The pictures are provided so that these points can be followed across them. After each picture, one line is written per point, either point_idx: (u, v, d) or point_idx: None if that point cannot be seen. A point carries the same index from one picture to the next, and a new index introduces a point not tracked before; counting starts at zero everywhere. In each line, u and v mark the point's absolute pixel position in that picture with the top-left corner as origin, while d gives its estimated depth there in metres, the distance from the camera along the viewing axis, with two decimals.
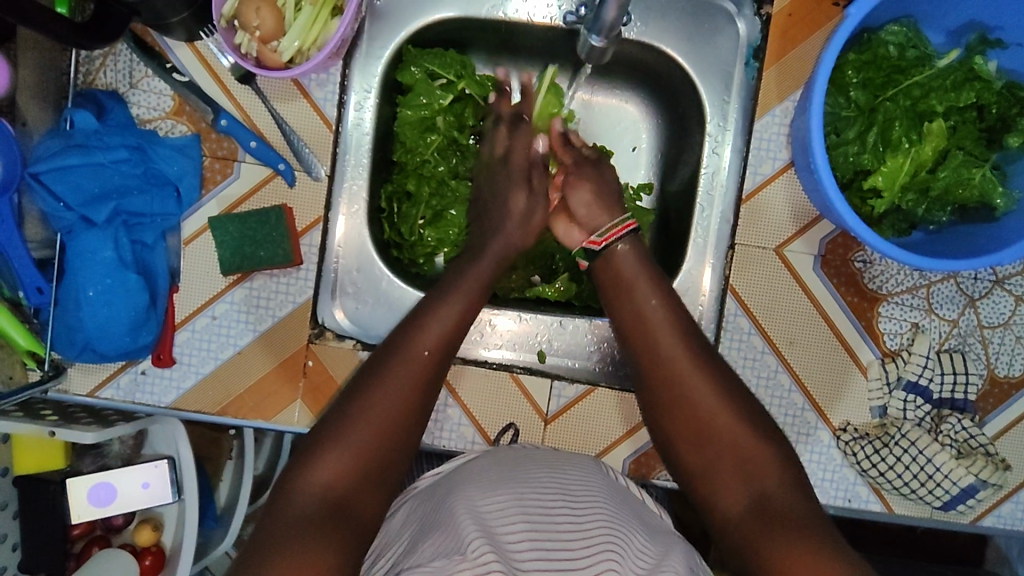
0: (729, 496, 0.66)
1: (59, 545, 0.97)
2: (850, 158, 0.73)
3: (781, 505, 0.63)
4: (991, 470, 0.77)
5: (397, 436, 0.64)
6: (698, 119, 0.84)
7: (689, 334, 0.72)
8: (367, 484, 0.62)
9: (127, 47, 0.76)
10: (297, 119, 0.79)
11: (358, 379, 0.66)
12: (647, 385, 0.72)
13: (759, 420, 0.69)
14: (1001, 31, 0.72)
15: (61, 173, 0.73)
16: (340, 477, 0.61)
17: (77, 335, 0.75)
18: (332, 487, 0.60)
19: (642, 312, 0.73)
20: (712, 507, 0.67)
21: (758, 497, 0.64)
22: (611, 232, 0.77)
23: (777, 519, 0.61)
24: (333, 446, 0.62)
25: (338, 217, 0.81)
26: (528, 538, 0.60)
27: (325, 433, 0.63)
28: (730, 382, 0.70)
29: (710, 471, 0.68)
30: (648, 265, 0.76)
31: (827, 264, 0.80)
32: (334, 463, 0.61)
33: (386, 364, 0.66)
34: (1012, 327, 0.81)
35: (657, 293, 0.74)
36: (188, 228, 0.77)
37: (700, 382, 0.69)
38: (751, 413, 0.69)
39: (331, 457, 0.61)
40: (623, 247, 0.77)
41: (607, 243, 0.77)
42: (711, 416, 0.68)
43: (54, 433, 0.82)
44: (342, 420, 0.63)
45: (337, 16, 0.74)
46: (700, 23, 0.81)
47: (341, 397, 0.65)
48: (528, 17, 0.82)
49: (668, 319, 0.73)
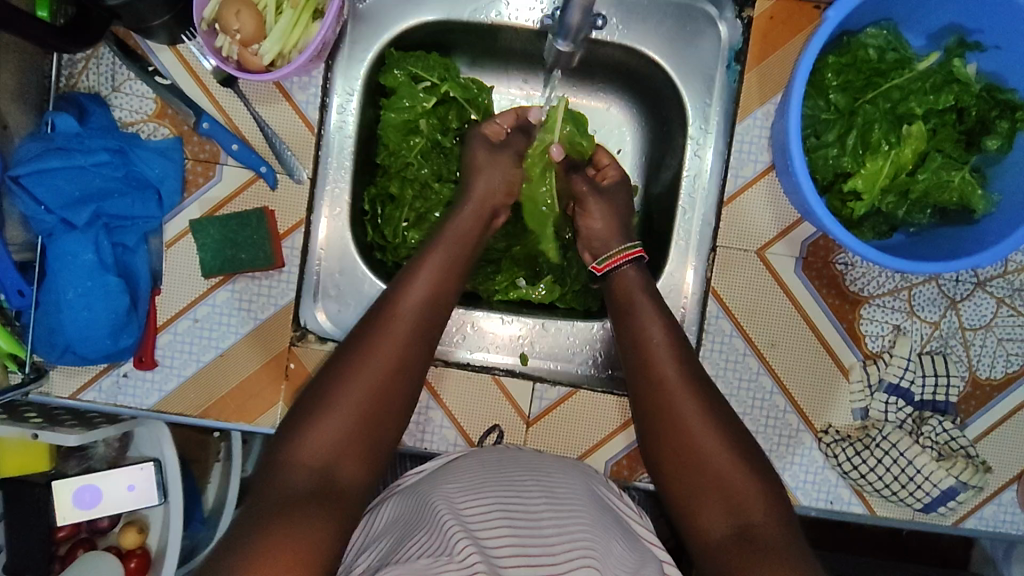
0: (712, 515, 0.67)
1: (44, 547, 0.97)
2: (830, 161, 0.73)
3: (766, 537, 0.63)
4: (971, 472, 0.77)
5: (378, 412, 0.67)
6: (681, 122, 0.84)
7: (680, 343, 0.73)
8: (352, 463, 0.65)
9: (110, 50, 0.76)
10: (280, 123, 0.79)
11: (345, 351, 0.69)
12: (637, 399, 0.73)
13: (739, 438, 0.70)
14: (980, 34, 0.72)
15: (42, 175, 0.73)
16: (330, 444, 0.64)
17: (58, 338, 0.74)
18: (316, 467, 0.63)
19: (644, 326, 0.74)
20: (693, 519, 0.68)
21: (742, 531, 0.64)
22: (613, 260, 0.80)
23: (758, 549, 0.62)
24: (316, 426, 0.65)
25: (320, 220, 0.82)
26: (511, 543, 0.60)
27: (312, 406, 0.66)
28: (717, 400, 0.72)
29: (697, 478, 0.68)
30: (643, 281, 0.78)
31: (808, 267, 0.80)
32: (318, 444, 0.64)
33: (368, 336, 0.69)
34: (993, 330, 0.81)
35: (656, 312, 0.75)
36: (170, 231, 0.78)
37: (691, 392, 0.71)
38: (732, 424, 0.71)
39: (313, 437, 0.64)
40: (629, 273, 0.79)
41: (609, 268, 0.80)
42: (701, 418, 0.70)
43: (37, 435, 0.83)
44: (327, 392, 0.67)
45: (318, 19, 0.74)
46: (683, 27, 0.81)
47: (330, 365, 0.69)
48: (511, 20, 0.82)
49: (666, 332, 0.74)
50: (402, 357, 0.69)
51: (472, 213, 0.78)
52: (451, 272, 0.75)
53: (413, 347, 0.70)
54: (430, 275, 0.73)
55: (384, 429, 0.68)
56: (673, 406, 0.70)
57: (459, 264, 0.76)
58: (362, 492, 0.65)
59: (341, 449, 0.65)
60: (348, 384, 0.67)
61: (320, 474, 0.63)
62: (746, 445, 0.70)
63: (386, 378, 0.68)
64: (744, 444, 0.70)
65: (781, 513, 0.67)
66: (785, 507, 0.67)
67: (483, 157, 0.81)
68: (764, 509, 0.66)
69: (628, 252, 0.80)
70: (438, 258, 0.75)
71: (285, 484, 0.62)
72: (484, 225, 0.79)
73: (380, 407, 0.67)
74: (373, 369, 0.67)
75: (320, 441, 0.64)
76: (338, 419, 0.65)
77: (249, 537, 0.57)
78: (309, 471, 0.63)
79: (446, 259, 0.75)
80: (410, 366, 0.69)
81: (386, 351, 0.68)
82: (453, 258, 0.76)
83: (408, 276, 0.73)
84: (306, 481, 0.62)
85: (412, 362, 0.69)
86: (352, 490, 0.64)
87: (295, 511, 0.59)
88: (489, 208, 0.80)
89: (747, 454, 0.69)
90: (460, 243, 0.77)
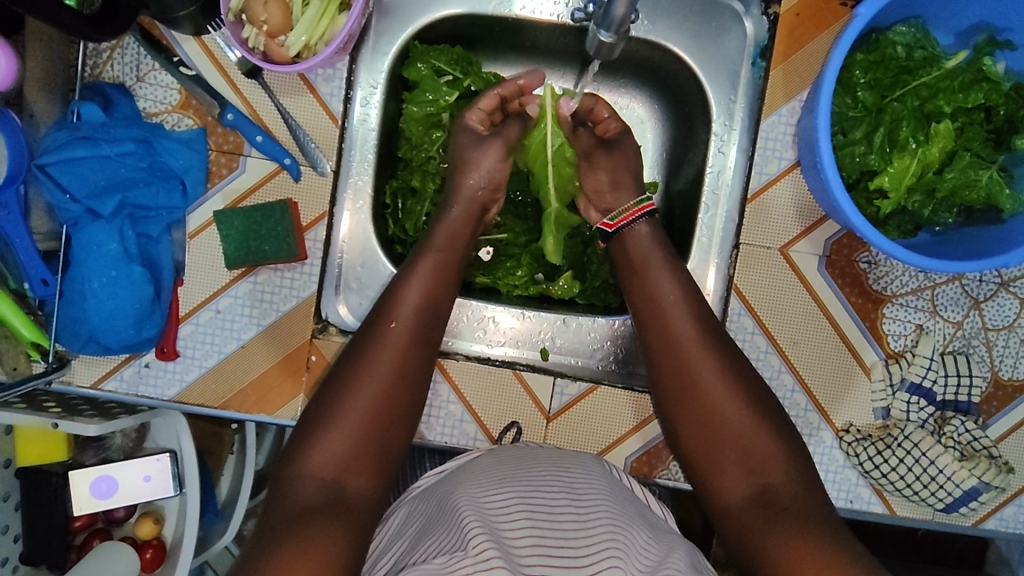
0: (731, 482, 0.68)
1: (61, 536, 0.97)
2: (857, 158, 0.73)
3: (792, 517, 0.63)
4: (994, 473, 0.77)
5: (385, 419, 0.68)
6: (704, 119, 0.84)
7: (700, 324, 0.73)
8: (365, 471, 0.65)
9: (135, 40, 0.76)
10: (303, 115, 0.79)
11: (347, 357, 0.70)
12: (660, 398, 0.73)
13: (770, 420, 0.69)
14: (1010, 33, 0.72)
15: (68, 165, 0.73)
16: (336, 455, 0.65)
17: (82, 327, 0.75)
18: (327, 477, 0.64)
19: (657, 294, 0.75)
20: (714, 499, 0.69)
21: (762, 496, 0.66)
22: (624, 216, 0.80)
23: (783, 519, 0.63)
24: (323, 435, 0.65)
25: (342, 213, 0.80)
26: (531, 537, 0.60)
27: (320, 414, 0.67)
28: (746, 391, 0.71)
29: (713, 460, 0.69)
30: (667, 253, 0.77)
31: (831, 265, 0.80)
32: (325, 454, 0.65)
33: (366, 342, 0.70)
34: (1016, 330, 0.80)
35: (684, 303, 0.74)
36: (193, 222, 0.78)
37: (705, 394, 0.70)
38: (757, 396, 0.71)
39: (321, 448, 0.65)
40: (641, 229, 0.79)
41: (619, 224, 0.80)
42: (708, 427, 0.70)
43: (58, 424, 0.83)
44: (333, 399, 0.67)
45: (344, 11, 0.74)
46: (709, 22, 0.80)
47: (333, 375, 0.70)
48: (534, 14, 0.82)
49: (685, 325, 0.73)
50: (402, 364, 0.70)
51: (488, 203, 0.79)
52: (444, 276, 0.75)
53: (413, 353, 0.71)
54: (424, 280, 0.74)
55: (393, 435, 0.68)
56: (682, 414, 0.71)
57: (450, 267, 0.76)
58: (376, 493, 0.66)
59: (351, 458, 0.65)
60: (349, 396, 0.67)
61: (329, 487, 0.63)
62: (778, 425, 0.69)
63: (388, 387, 0.68)
64: (773, 427, 0.69)
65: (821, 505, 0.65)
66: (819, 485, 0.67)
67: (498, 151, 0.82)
68: (788, 487, 0.66)
69: (640, 207, 0.80)
70: (430, 261, 0.75)
71: (298, 495, 0.63)
72: (473, 222, 0.80)
73: (383, 417, 0.68)
74: (373, 379, 0.68)
75: (326, 453, 0.65)
76: (342, 430, 0.66)
77: (268, 545, 0.58)
78: (317, 484, 0.64)
79: (438, 262, 0.76)
80: (411, 369, 0.70)
81: (385, 360, 0.69)
82: (446, 260, 0.76)
83: (400, 282, 0.74)
84: (316, 493, 0.63)
85: (412, 368, 0.70)
86: (363, 499, 0.64)
87: (308, 524, 0.60)
88: (477, 208, 0.81)
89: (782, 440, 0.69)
90: (457, 239, 0.78)
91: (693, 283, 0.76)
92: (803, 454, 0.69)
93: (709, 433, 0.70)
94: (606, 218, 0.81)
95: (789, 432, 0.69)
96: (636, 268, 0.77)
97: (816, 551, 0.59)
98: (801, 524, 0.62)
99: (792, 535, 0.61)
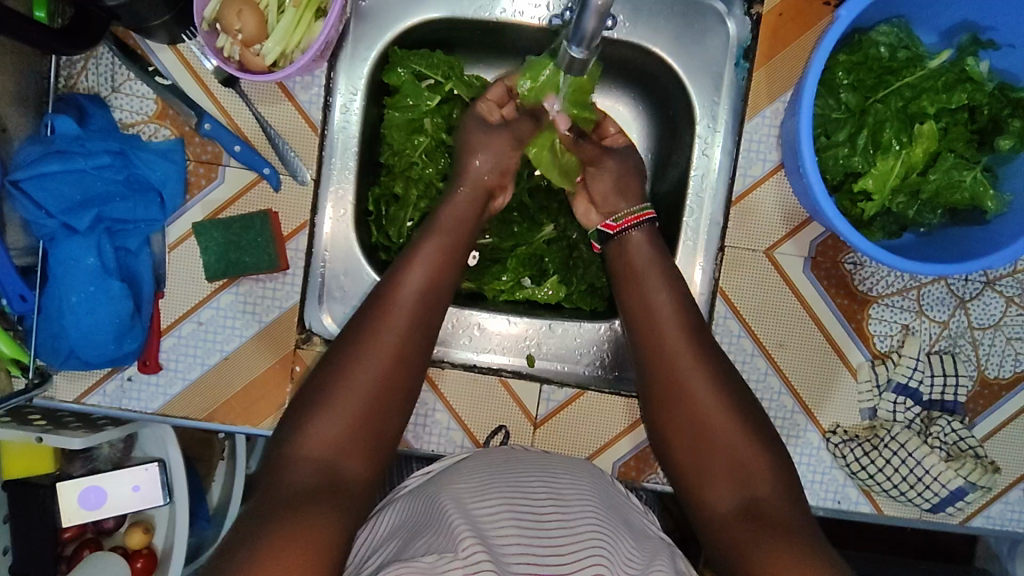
0: (718, 489, 0.68)
1: (50, 549, 0.97)
2: (840, 161, 0.73)
3: (781, 528, 0.63)
4: (980, 472, 0.76)
5: (374, 414, 0.67)
6: (688, 120, 0.83)
7: (694, 331, 0.73)
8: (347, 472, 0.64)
9: (109, 50, 0.75)
10: (282, 124, 0.78)
11: (336, 351, 0.69)
12: (652, 398, 0.73)
13: (754, 424, 0.70)
14: (993, 32, 0.71)
15: (41, 180, 0.72)
16: (334, 441, 0.64)
17: (62, 343, 0.74)
18: (306, 474, 0.63)
19: (651, 300, 0.75)
20: (700, 508, 0.69)
21: (747, 506, 0.66)
22: (624, 220, 0.79)
23: (769, 525, 0.63)
24: (306, 434, 0.64)
25: (324, 221, 0.80)
26: (518, 543, 0.59)
27: (306, 413, 0.66)
28: (732, 395, 0.71)
29: (699, 467, 0.70)
30: (653, 261, 0.76)
31: (817, 266, 0.79)
32: (308, 451, 0.64)
33: (361, 336, 0.69)
34: (1002, 329, 0.80)
35: (670, 305, 0.74)
36: (173, 233, 0.77)
37: (695, 382, 0.71)
38: (736, 403, 0.71)
39: (305, 445, 0.64)
40: (630, 235, 0.78)
41: (622, 228, 0.78)
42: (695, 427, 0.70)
43: (42, 439, 0.82)
44: (323, 398, 0.66)
45: (320, 18, 0.73)
46: (691, 24, 0.80)
47: (322, 372, 0.68)
48: (516, 16, 0.81)
49: (676, 325, 0.73)
50: (397, 351, 0.68)
51: (466, 196, 0.78)
52: (446, 266, 0.74)
53: (412, 343, 0.70)
54: (424, 267, 0.73)
55: (383, 431, 0.67)
56: (676, 399, 0.71)
57: (454, 252, 0.75)
58: (368, 490, 0.65)
59: (337, 452, 0.64)
60: (341, 384, 0.66)
61: (322, 471, 0.63)
62: (761, 432, 0.70)
63: (383, 369, 0.68)
64: (755, 433, 0.70)
65: (807, 515, 0.65)
66: (795, 490, 0.68)
67: (479, 140, 0.80)
68: (774, 500, 0.66)
69: (642, 213, 0.79)
70: (434, 246, 0.74)
71: (276, 494, 0.61)
72: (468, 218, 0.78)
73: (375, 403, 0.67)
74: (368, 366, 0.67)
75: (318, 436, 0.64)
76: (326, 428, 0.65)
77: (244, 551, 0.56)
78: (300, 482, 0.62)
79: (441, 248, 0.74)
80: (405, 366, 0.69)
81: (381, 348, 0.68)
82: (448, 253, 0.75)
83: (402, 268, 0.72)
84: (300, 488, 0.62)
85: (409, 354, 0.69)
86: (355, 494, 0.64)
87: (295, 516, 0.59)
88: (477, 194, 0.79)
89: (765, 446, 0.69)
90: (459, 227, 0.76)
91: (683, 287, 0.76)
92: (783, 459, 0.70)
93: (693, 440, 0.70)
94: (608, 221, 0.80)
95: (768, 437, 0.70)
96: (627, 270, 0.77)
97: (800, 558, 0.60)
98: (782, 528, 0.63)
99: (782, 535, 0.62)
